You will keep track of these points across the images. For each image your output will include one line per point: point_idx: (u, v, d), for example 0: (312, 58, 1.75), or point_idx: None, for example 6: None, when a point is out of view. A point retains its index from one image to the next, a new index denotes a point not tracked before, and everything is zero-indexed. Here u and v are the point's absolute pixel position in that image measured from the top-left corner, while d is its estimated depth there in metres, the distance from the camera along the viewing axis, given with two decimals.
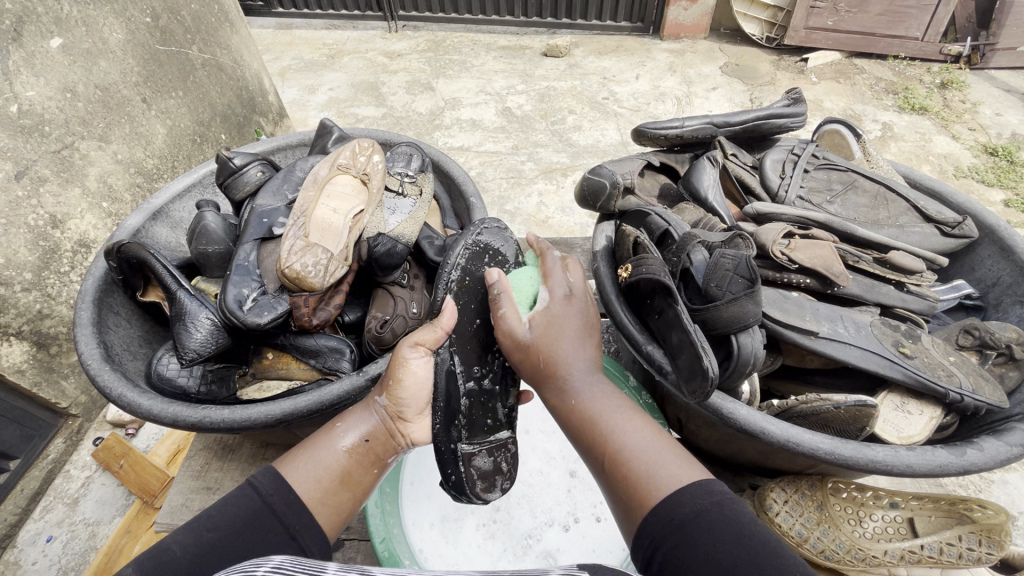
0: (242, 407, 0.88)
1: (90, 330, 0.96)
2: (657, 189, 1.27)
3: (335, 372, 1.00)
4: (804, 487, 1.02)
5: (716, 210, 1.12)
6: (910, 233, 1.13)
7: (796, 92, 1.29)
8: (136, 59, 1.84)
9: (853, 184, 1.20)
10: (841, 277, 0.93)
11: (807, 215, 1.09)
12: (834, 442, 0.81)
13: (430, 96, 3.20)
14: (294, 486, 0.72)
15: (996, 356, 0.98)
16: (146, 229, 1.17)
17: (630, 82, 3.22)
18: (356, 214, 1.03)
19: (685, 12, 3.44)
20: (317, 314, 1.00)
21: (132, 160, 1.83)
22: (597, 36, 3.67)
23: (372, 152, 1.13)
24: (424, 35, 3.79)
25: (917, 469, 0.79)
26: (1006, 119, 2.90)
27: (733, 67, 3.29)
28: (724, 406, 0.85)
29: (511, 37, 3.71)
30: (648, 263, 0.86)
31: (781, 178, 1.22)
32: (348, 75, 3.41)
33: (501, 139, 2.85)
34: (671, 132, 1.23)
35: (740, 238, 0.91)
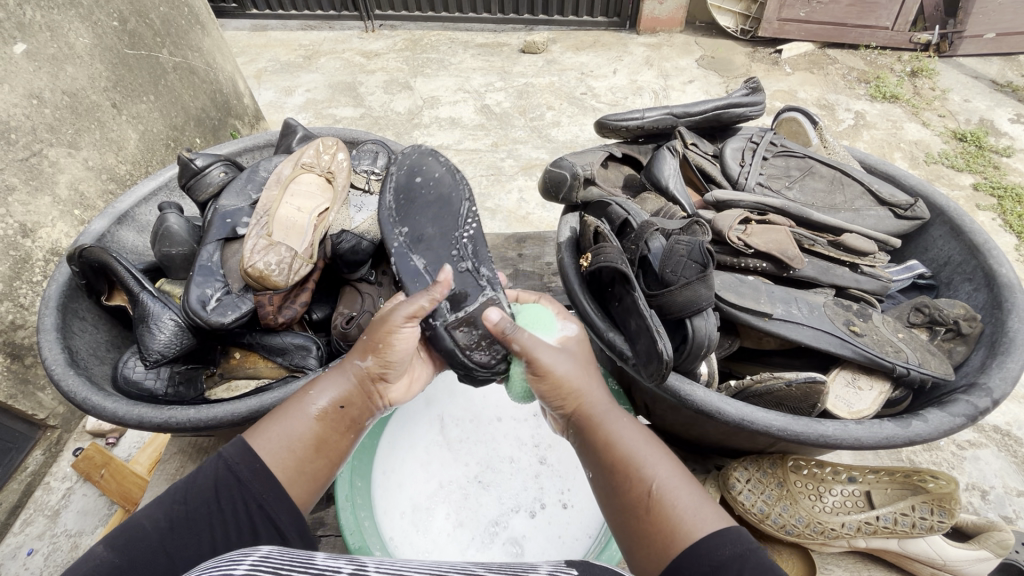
0: (208, 406, 0.89)
1: (54, 337, 0.96)
2: (621, 180, 1.29)
3: (301, 369, 0.99)
4: (766, 466, 1.05)
5: (676, 199, 1.14)
6: (864, 216, 1.16)
7: (755, 81, 1.31)
8: (105, 64, 1.82)
9: (810, 169, 1.23)
10: (795, 260, 0.97)
11: (764, 201, 1.11)
12: (787, 418, 0.84)
13: (408, 95, 3.19)
14: (262, 456, 0.71)
15: (945, 332, 1.01)
16: (111, 233, 1.17)
17: (608, 77, 3.24)
18: (321, 212, 1.03)
19: (661, 6, 3.46)
20: (283, 312, 1.00)
21: (103, 166, 1.81)
22: (574, 32, 3.68)
23: (336, 150, 1.14)
24: (402, 34, 3.78)
25: (866, 442, 0.82)
26: (974, 105, 2.97)
27: (709, 59, 3.32)
28: (682, 389, 0.87)
29: (488, 35, 3.71)
30: (606, 252, 0.88)
31: (741, 166, 1.24)
32: (325, 76, 3.39)
33: (481, 137, 2.86)
34: (632, 123, 1.25)
35: (698, 225, 0.93)
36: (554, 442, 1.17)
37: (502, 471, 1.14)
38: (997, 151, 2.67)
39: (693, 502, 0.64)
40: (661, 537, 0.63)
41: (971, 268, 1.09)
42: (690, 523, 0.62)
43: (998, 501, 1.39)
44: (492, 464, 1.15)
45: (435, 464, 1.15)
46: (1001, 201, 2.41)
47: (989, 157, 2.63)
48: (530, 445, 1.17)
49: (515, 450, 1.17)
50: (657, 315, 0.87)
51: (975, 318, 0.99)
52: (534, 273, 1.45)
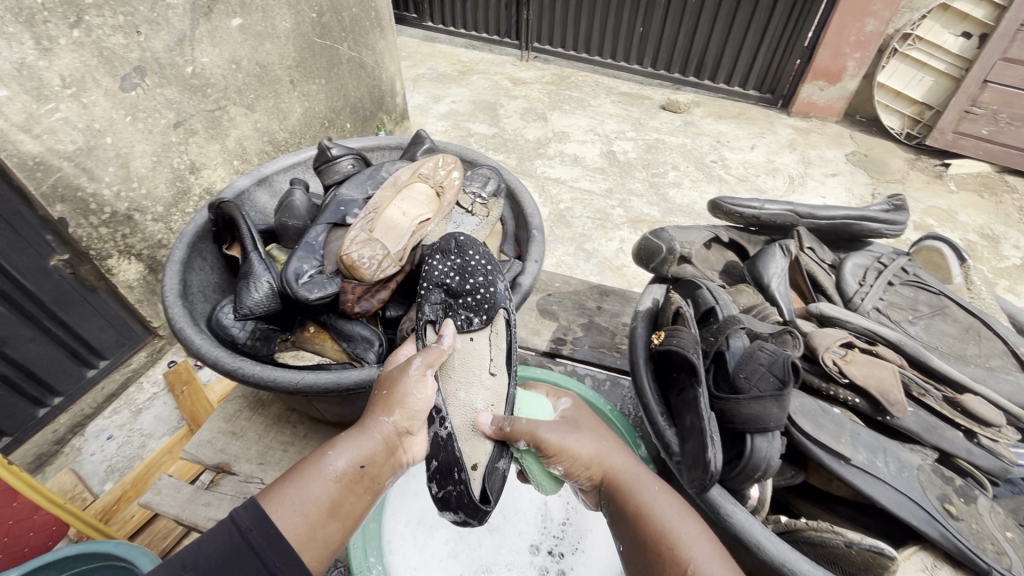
0: (272, 368, 0.96)
1: (177, 268, 1.09)
2: (720, 265, 1.23)
3: (360, 360, 1.06)
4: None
5: (776, 300, 1.05)
6: (1000, 379, 0.99)
7: (900, 199, 1.21)
8: (294, 47, 2.11)
9: (943, 310, 1.09)
10: (897, 406, 0.86)
11: (876, 330, 1.00)
12: None
13: (541, 126, 3.32)
14: (276, 521, 0.68)
15: None
16: (249, 192, 1.32)
17: (744, 151, 3.14)
18: (422, 221, 1.10)
19: (820, 92, 3.29)
20: (360, 303, 1.06)
21: (266, 130, 2.11)
22: (720, 100, 3.62)
23: (452, 169, 1.20)
24: (551, 68, 3.97)
25: None
26: None
27: (861, 157, 3.09)
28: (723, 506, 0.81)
29: (633, 85, 3.77)
30: (681, 336, 0.83)
31: (859, 285, 1.14)
32: (472, 92, 3.65)
33: (597, 180, 2.89)
34: (749, 211, 1.19)
35: (790, 335, 0.89)
36: (569, 522, 1.12)
37: (515, 519, 1.12)
38: None
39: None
40: None
41: None
42: None
43: None
44: (504, 509, 1.14)
45: None
46: None
47: None
48: (552, 513, 1.13)
49: (534, 510, 1.14)
50: (717, 418, 0.82)
51: None
52: (607, 328, 1.42)
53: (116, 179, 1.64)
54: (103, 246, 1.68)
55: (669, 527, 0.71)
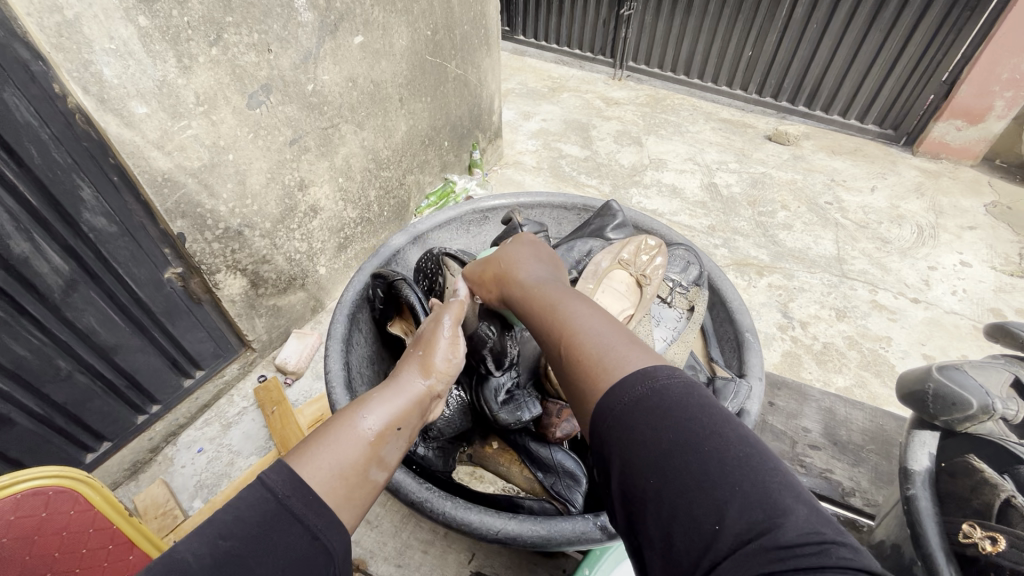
0: (464, 507, 0.96)
1: (339, 350, 1.12)
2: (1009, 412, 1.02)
3: (563, 499, 1.10)
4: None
5: None
6: None
7: None
8: (407, 65, 2.06)
9: None
10: None
11: None
12: None
13: (636, 151, 3.17)
14: (312, 483, 0.65)
15: None
16: (404, 251, 1.37)
17: (863, 193, 2.85)
18: (626, 318, 1.09)
19: (956, 133, 2.96)
20: (560, 427, 1.17)
21: (372, 148, 2.07)
22: (832, 133, 3.33)
23: (655, 255, 1.17)
24: (646, 90, 3.81)
25: None
26: None
27: (1004, 209, 2.74)
28: None
29: (735, 112, 3.54)
30: None
31: None
32: (563, 111, 3.55)
33: (698, 215, 2.70)
34: None
35: None
36: None
37: None
38: None
39: (612, 346, 0.70)
40: (596, 371, 0.68)
41: None
42: (610, 364, 0.68)
43: None
44: None
45: None
46: None
47: None
48: None
49: None
50: None
51: None
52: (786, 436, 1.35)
53: (233, 196, 1.61)
54: (214, 261, 1.66)
55: (569, 325, 0.77)
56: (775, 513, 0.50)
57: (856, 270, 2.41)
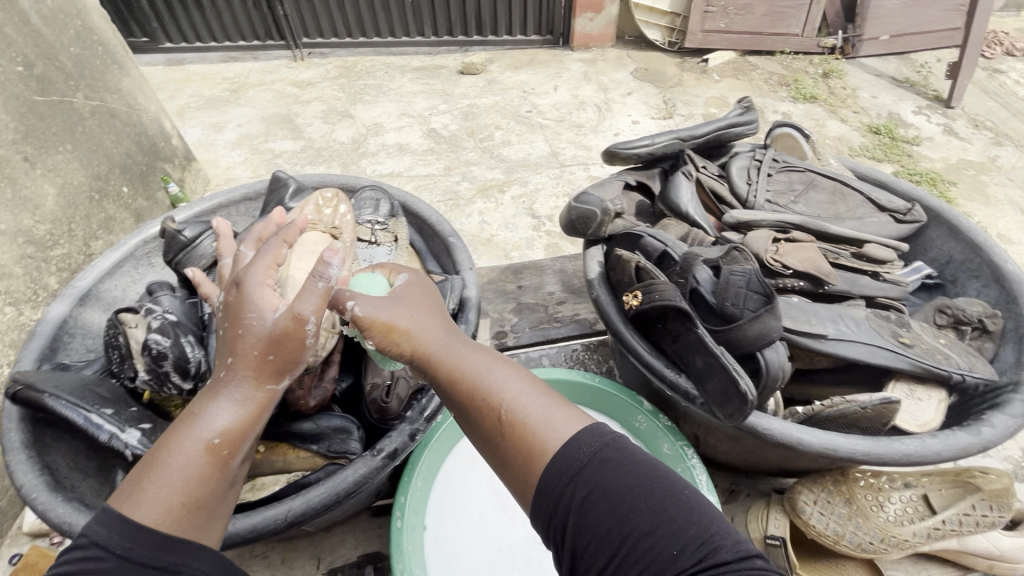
0: (246, 516, 1.01)
1: (22, 457, 1.10)
2: (633, 208, 1.42)
3: (342, 453, 1.18)
4: (830, 484, 1.18)
5: (698, 223, 1.30)
6: (867, 222, 1.38)
7: (747, 100, 1.41)
8: (9, 114, 1.64)
9: (812, 182, 1.43)
10: (829, 275, 1.17)
11: (783, 220, 1.29)
12: (870, 443, 1.00)
13: (350, 124, 3.11)
14: (151, 522, 0.69)
15: (971, 330, 1.24)
16: (72, 316, 1.37)
17: (549, 93, 3.30)
18: (333, 270, 1.11)
19: (591, 23, 3.56)
20: (313, 394, 1.24)
21: (18, 228, 1.62)
22: (509, 51, 3.72)
23: (335, 204, 1.27)
24: (333, 61, 3.69)
25: (945, 454, 1.00)
26: (882, 100, 3.21)
27: (643, 71, 3.46)
28: (761, 423, 1.03)
29: (424, 58, 3.69)
30: (664, 290, 1.03)
31: (748, 183, 1.41)
32: (257, 109, 3.27)
33: (431, 162, 2.83)
34: (642, 150, 1.34)
35: (737, 250, 1.09)
36: None
37: None
38: (908, 141, 2.91)
39: (544, 413, 0.72)
40: (529, 444, 0.70)
41: (977, 265, 1.35)
42: (546, 433, 0.70)
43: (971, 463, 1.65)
44: None
45: (490, 526, 1.28)
46: (920, 185, 2.62)
47: (902, 147, 2.86)
48: None
49: None
50: (726, 350, 1.03)
51: (994, 315, 1.23)
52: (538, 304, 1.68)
53: None
54: None
55: (495, 387, 0.75)
56: (711, 537, 0.60)
57: (569, 157, 2.83)
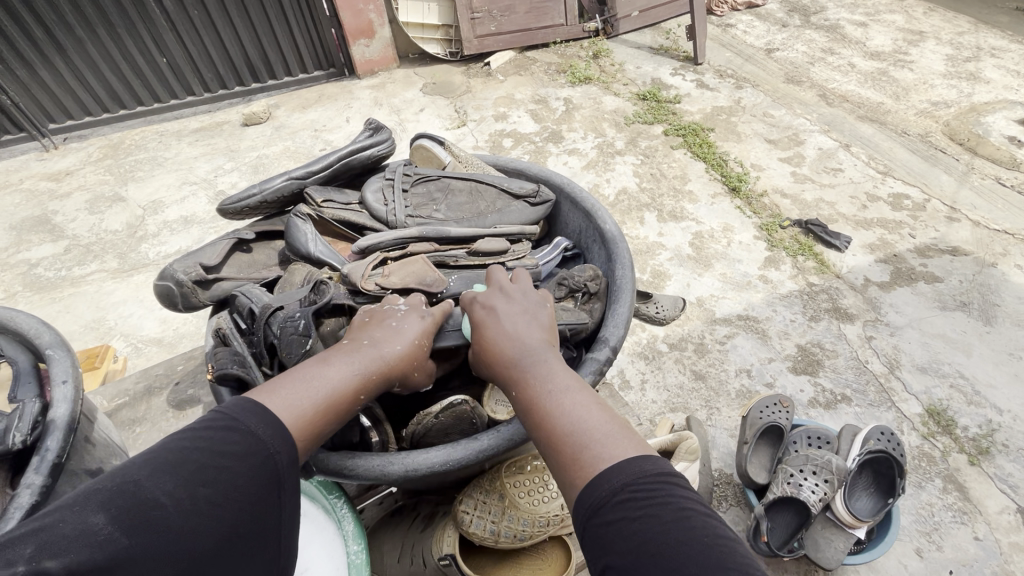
0: None
1: None
2: (275, 258, 1.29)
3: None
4: (485, 485, 1.06)
5: (324, 259, 1.16)
6: (507, 213, 1.26)
7: (375, 121, 1.33)
8: None
9: (449, 188, 1.30)
10: (435, 284, 1.03)
11: (402, 236, 1.15)
12: (447, 450, 0.87)
13: (122, 208, 2.79)
14: (279, 413, 0.71)
15: (581, 295, 1.10)
16: None
17: (342, 127, 3.22)
18: None
19: (369, 49, 3.54)
20: None
21: None
22: (295, 92, 3.58)
23: None
24: (95, 142, 3.29)
25: (517, 438, 0.88)
26: (645, 69, 3.56)
27: (431, 86, 3.51)
28: (345, 462, 0.86)
29: (202, 117, 3.42)
30: (217, 359, 0.90)
31: (386, 205, 1.25)
32: (4, 217, 2.81)
33: (224, 226, 2.62)
34: (253, 200, 1.21)
35: (322, 283, 1.01)
36: None
37: None
38: (671, 101, 3.25)
39: (613, 439, 0.66)
40: (581, 464, 0.65)
41: (592, 233, 1.24)
42: (602, 454, 0.64)
43: (759, 373, 1.88)
44: None
45: None
46: (686, 137, 2.93)
47: (667, 107, 3.19)
48: None
49: None
50: None
51: (598, 276, 1.12)
52: None
53: None
54: None
55: (564, 398, 0.72)
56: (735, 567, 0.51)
57: None
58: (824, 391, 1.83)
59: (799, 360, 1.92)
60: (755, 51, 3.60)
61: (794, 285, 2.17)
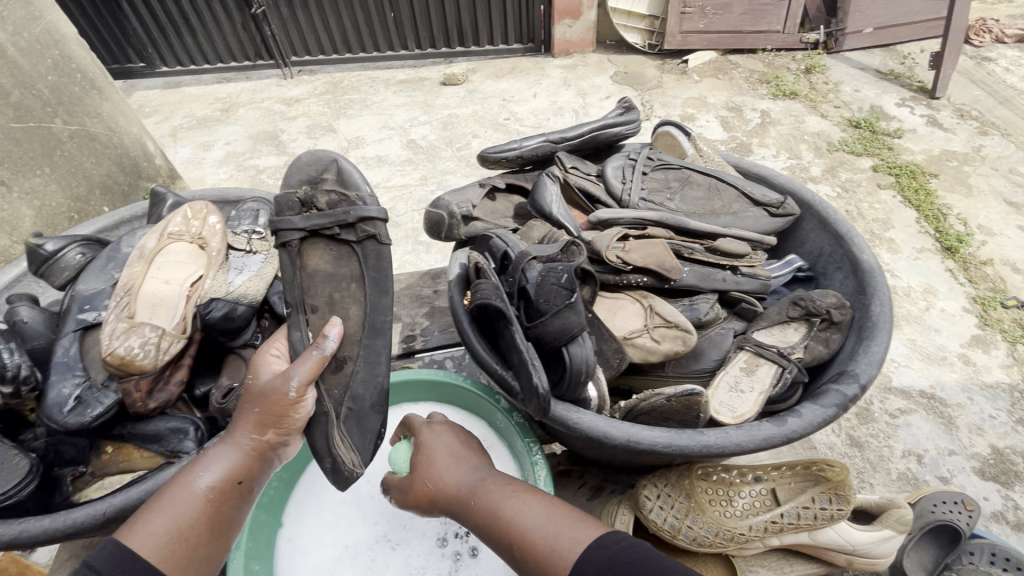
0: (64, 514, 0.96)
1: None
2: (511, 210, 1.42)
3: (177, 453, 1.14)
4: (672, 479, 1.11)
5: (562, 223, 1.25)
6: (743, 218, 1.30)
7: (627, 101, 1.45)
8: None
9: (688, 179, 1.36)
10: (671, 271, 1.10)
11: (642, 217, 1.24)
12: (672, 434, 0.91)
13: (332, 138, 3.20)
14: (138, 544, 0.78)
15: (820, 322, 1.13)
16: None
17: (527, 101, 3.33)
18: (193, 281, 1.19)
19: (571, 29, 3.60)
20: (154, 397, 1.17)
21: None
22: (492, 60, 3.78)
23: (206, 214, 1.30)
24: (321, 78, 3.79)
25: (746, 445, 0.90)
26: (864, 94, 3.16)
27: (622, 75, 3.47)
28: (570, 417, 0.93)
29: (409, 70, 3.77)
30: (482, 288, 0.94)
31: (623, 183, 1.35)
32: (246, 127, 3.38)
33: (408, 172, 2.88)
34: (512, 154, 1.39)
35: (575, 245, 1.08)
36: None
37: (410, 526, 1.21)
38: (889, 134, 2.86)
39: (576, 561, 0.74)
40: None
41: (840, 257, 1.21)
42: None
43: (933, 462, 1.62)
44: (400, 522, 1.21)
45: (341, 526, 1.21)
46: (898, 178, 2.57)
47: (883, 140, 2.81)
48: None
49: None
50: (535, 344, 0.93)
51: (843, 305, 1.12)
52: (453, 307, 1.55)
53: None
54: None
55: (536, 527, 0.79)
56: None
57: None
58: (1017, 508, 1.54)
59: (990, 464, 1.63)
60: (1015, 94, 3.01)
61: (1005, 378, 1.82)
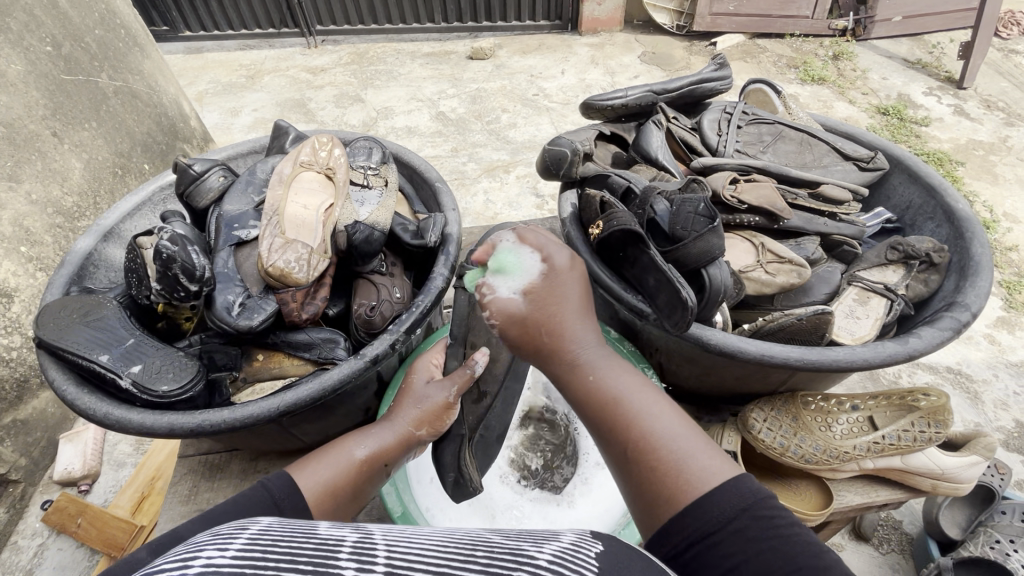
0: (241, 407, 0.99)
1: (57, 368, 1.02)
2: (610, 158, 1.50)
3: (330, 361, 1.13)
4: (779, 405, 1.24)
5: (666, 167, 1.36)
6: (833, 170, 1.41)
7: (722, 57, 1.54)
8: (40, 91, 1.76)
9: (780, 134, 1.49)
10: (784, 212, 1.20)
11: (745, 163, 1.34)
12: (803, 350, 1.04)
13: (361, 108, 3.19)
14: (305, 486, 0.82)
15: (919, 265, 1.22)
16: (98, 249, 1.28)
17: (556, 77, 3.33)
18: (326, 208, 1.17)
19: (600, 7, 3.59)
20: (306, 308, 1.13)
21: (48, 199, 1.73)
22: (519, 37, 3.76)
23: (332, 147, 1.30)
24: (345, 48, 3.77)
25: (873, 361, 1.01)
26: (892, 82, 3.19)
27: (650, 55, 3.48)
28: (703, 334, 1.06)
29: (434, 44, 3.75)
30: (618, 216, 1.02)
31: (718, 136, 1.48)
32: (272, 94, 3.36)
33: (439, 143, 2.89)
34: (617, 103, 1.46)
35: (694, 182, 1.15)
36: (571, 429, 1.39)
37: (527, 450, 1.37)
38: (917, 122, 2.89)
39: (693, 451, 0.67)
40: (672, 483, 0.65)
41: (931, 208, 1.32)
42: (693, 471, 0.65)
43: None
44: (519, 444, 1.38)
45: None
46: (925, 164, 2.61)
47: (911, 127, 2.85)
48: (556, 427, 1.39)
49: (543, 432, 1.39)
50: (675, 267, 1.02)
51: (942, 249, 1.20)
52: None
53: None
54: None
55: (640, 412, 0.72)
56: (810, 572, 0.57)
57: None
58: None
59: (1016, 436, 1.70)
60: None
61: None
